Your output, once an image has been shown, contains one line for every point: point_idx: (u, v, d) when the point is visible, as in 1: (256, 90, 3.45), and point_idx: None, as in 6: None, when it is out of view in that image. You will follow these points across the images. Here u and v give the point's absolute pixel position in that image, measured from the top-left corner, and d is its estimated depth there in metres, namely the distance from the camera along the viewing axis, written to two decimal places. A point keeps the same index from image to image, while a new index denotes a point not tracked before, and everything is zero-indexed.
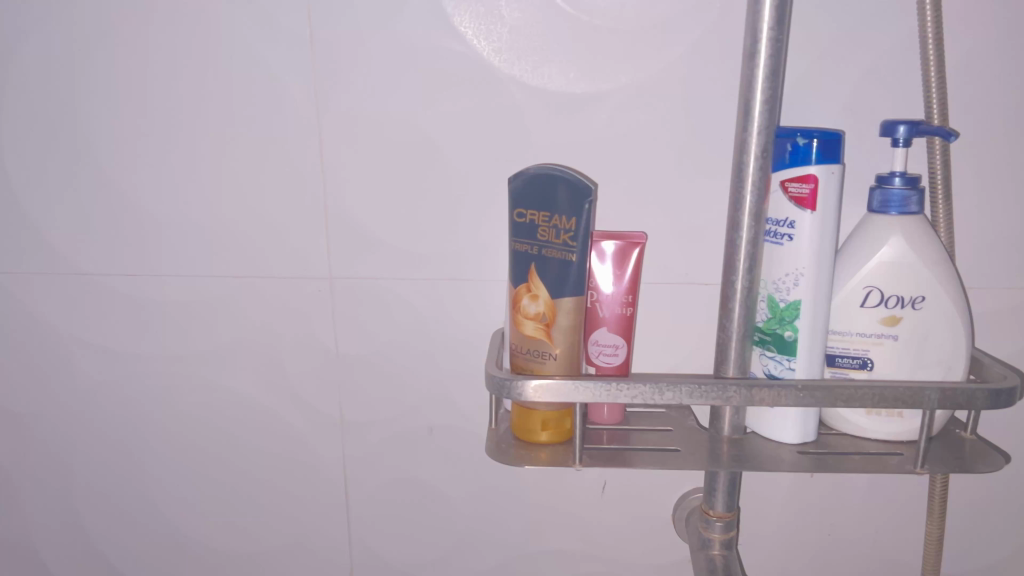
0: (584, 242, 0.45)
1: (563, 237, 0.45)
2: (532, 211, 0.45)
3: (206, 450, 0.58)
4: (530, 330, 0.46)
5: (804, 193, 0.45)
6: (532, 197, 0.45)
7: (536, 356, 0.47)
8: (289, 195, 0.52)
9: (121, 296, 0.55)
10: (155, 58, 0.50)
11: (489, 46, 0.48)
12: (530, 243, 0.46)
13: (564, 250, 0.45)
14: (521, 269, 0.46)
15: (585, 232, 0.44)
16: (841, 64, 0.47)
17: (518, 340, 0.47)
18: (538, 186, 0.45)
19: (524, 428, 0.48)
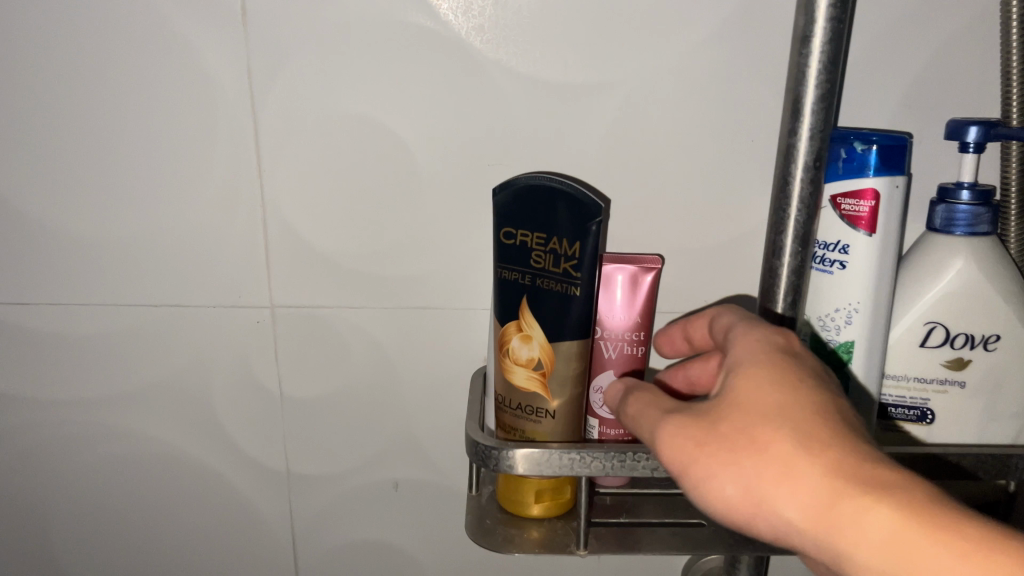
0: (591, 271, 0.35)
1: (564, 265, 0.35)
2: (524, 232, 0.36)
3: (124, 513, 0.48)
4: (521, 379, 0.37)
5: (861, 211, 0.36)
6: (524, 212, 0.36)
7: (528, 412, 0.37)
8: (220, 207, 0.42)
9: (11, 330, 0.44)
10: (44, 32, 0.39)
11: (468, 23, 0.38)
12: (521, 272, 0.36)
13: (566, 281, 0.35)
14: (508, 303, 0.37)
15: (591, 260, 0.35)
16: (902, 49, 0.38)
17: (505, 390, 0.38)
18: (531, 199, 0.35)
19: (512, 500, 0.38)
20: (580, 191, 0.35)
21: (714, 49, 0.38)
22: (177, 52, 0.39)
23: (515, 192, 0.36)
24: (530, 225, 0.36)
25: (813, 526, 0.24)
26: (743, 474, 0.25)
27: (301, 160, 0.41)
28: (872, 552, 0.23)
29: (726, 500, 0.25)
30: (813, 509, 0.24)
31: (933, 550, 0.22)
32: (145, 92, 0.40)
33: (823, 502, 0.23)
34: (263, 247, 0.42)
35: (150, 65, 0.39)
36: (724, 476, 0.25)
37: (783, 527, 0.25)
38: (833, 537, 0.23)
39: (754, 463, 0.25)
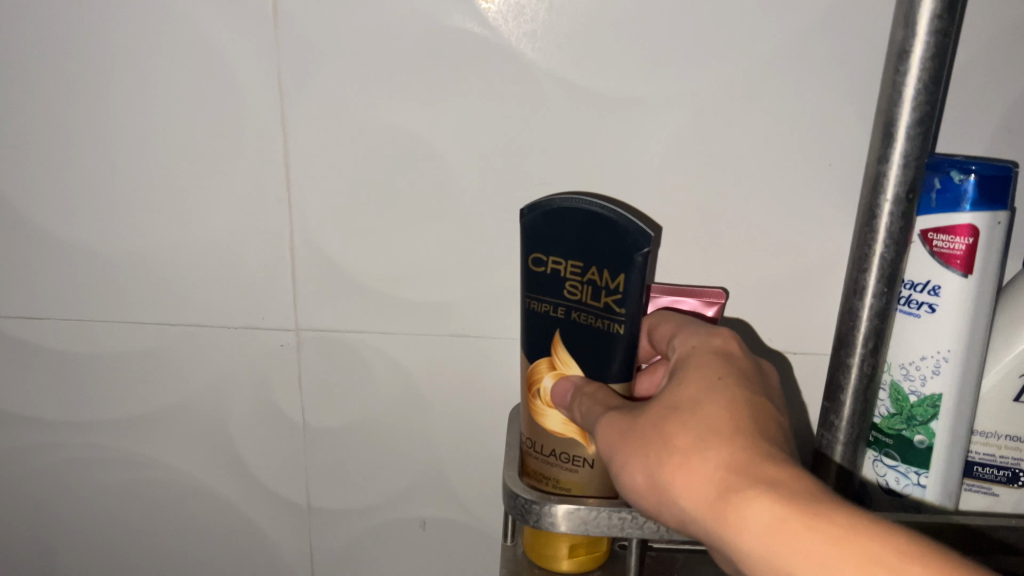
0: (637, 306, 0.31)
1: (605, 298, 0.31)
2: (559, 259, 0.32)
3: (135, 541, 0.46)
4: (557, 423, 0.33)
5: (956, 249, 0.32)
6: (559, 237, 0.31)
7: (563, 461, 0.33)
8: (243, 223, 0.39)
9: (22, 345, 0.42)
10: (62, 28, 0.36)
11: (517, 29, 0.35)
12: (555, 303, 0.32)
13: (607, 317, 0.31)
14: (541, 337, 0.33)
15: (636, 293, 0.31)
16: (1021, 66, 0.33)
17: (539, 436, 0.34)
18: (566, 223, 0.31)
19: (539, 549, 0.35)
20: (624, 215, 0.30)
21: (794, 62, 0.34)
22: (201, 54, 0.36)
23: (548, 215, 0.32)
24: (565, 252, 0.31)
25: (704, 515, 0.24)
26: (653, 467, 0.25)
27: (333, 174, 0.37)
28: (762, 548, 0.22)
29: (641, 488, 0.26)
30: (704, 498, 0.24)
31: (823, 552, 0.21)
32: (169, 96, 0.37)
33: (716, 492, 0.23)
34: (289, 266, 0.39)
35: (173, 68, 0.36)
36: (637, 465, 0.26)
37: (687, 518, 0.25)
38: (721, 529, 0.23)
39: (660, 454, 0.25)
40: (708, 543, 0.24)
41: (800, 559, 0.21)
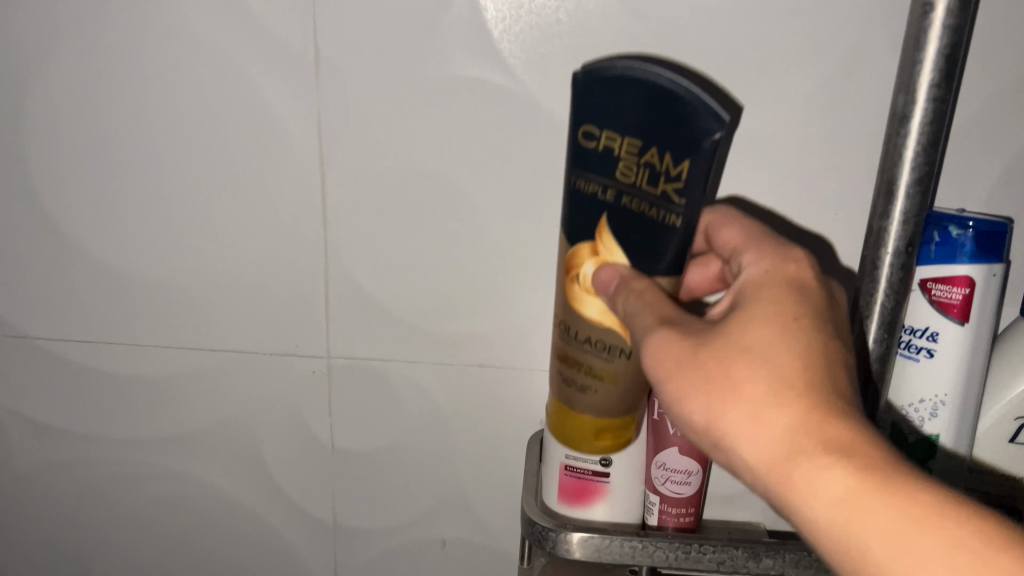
0: (698, 200, 0.27)
1: (664, 184, 0.27)
2: (615, 133, 0.28)
3: (169, 551, 0.48)
4: (597, 311, 0.30)
5: (953, 299, 0.34)
6: (622, 110, 0.27)
7: (601, 350, 0.31)
8: (280, 256, 0.41)
9: (69, 365, 0.44)
10: (116, 73, 0.38)
11: (543, 81, 0.37)
12: (603, 184, 0.29)
13: (665, 207, 0.28)
14: (584, 221, 0.30)
15: (699, 184, 0.27)
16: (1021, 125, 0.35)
17: (571, 317, 0.32)
18: (638, 96, 0.27)
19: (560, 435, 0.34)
20: (696, 93, 0.26)
21: (806, 120, 0.36)
22: (244, 99, 0.38)
23: (609, 84, 0.28)
24: (625, 125, 0.28)
25: (770, 468, 0.24)
26: (724, 351, 0.25)
27: (368, 214, 0.40)
28: (829, 514, 0.22)
29: (705, 424, 0.26)
30: (772, 449, 0.24)
31: (893, 526, 0.21)
32: (215, 138, 0.39)
33: (787, 450, 0.23)
34: (324, 299, 0.42)
35: (218, 110, 0.39)
36: (700, 407, 0.26)
37: (750, 471, 0.25)
38: (788, 488, 0.23)
39: (727, 398, 0.25)
40: (768, 496, 0.25)
41: (872, 521, 0.22)
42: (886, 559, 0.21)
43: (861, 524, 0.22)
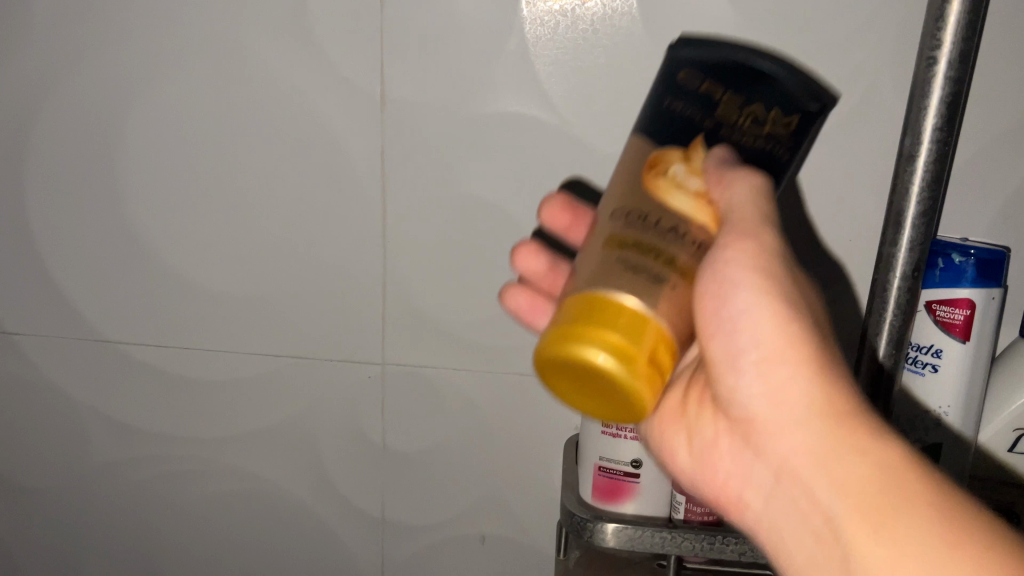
0: (796, 148, 0.29)
1: (771, 129, 0.28)
2: (723, 94, 0.28)
3: (227, 544, 0.52)
4: (688, 207, 0.27)
5: (956, 319, 0.38)
6: (687, 84, 0.28)
7: (661, 233, 0.27)
8: (342, 272, 0.45)
9: (145, 368, 0.48)
10: (199, 105, 0.42)
11: (586, 117, 0.41)
12: (711, 112, 0.28)
13: (775, 145, 0.28)
14: (678, 127, 0.28)
15: (795, 140, 0.29)
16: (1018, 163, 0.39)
17: (626, 198, 0.28)
18: (709, 59, 0.29)
19: (574, 325, 0.25)
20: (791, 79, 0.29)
21: (822, 155, 0.40)
22: (316, 130, 0.42)
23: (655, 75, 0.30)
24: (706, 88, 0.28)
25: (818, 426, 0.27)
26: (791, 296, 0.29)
27: (423, 235, 0.44)
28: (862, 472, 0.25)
29: (761, 337, 0.28)
30: (822, 413, 0.27)
31: (913, 495, 0.24)
32: (286, 165, 0.43)
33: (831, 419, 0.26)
34: (380, 312, 0.46)
35: (292, 141, 0.42)
36: (772, 334, 0.28)
37: (798, 404, 0.27)
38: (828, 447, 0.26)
39: (795, 346, 0.27)
40: (799, 467, 0.27)
41: (908, 503, 0.24)
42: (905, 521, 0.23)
43: (889, 501, 0.24)
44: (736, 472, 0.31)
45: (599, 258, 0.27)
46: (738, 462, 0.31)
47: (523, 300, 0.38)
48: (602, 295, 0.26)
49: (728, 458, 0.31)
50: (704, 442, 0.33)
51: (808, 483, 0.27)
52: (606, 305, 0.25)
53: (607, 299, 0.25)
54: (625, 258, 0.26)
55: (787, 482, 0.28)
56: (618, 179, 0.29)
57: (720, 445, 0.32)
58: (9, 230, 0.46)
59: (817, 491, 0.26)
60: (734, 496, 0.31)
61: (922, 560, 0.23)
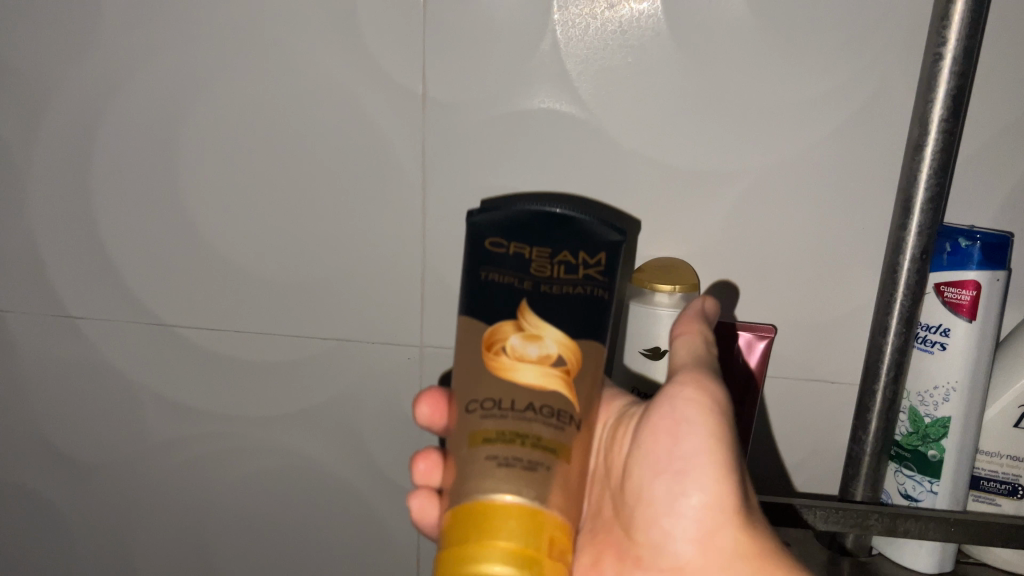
0: (612, 277, 0.35)
1: (584, 270, 0.34)
2: (529, 255, 0.34)
3: (272, 518, 0.55)
4: (534, 377, 0.32)
5: (963, 299, 0.40)
6: (534, 227, 0.34)
7: (520, 413, 0.32)
8: (385, 261, 0.48)
9: (199, 350, 0.51)
10: (252, 104, 0.45)
11: (615, 111, 0.43)
12: (532, 277, 0.34)
13: (592, 282, 0.34)
14: (510, 301, 0.34)
15: (613, 267, 0.35)
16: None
17: (477, 389, 0.33)
18: (511, 222, 0.34)
19: (467, 542, 0.29)
20: (586, 219, 0.34)
21: (836, 147, 0.43)
22: (363, 128, 0.45)
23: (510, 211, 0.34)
24: (534, 236, 0.34)
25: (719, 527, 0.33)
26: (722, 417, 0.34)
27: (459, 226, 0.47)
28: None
29: (699, 456, 0.33)
30: (722, 522, 0.33)
31: None
32: (332, 161, 0.46)
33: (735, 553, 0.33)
34: (419, 299, 0.48)
35: (339, 138, 0.45)
36: (704, 453, 0.33)
37: (725, 549, 0.33)
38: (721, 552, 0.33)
39: (723, 479, 0.33)
40: (707, 546, 0.33)
41: None
42: None
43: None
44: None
45: (466, 456, 0.32)
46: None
47: (422, 465, 0.43)
48: (478, 501, 0.30)
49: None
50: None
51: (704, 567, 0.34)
52: (484, 510, 0.30)
53: (486, 507, 0.30)
54: (496, 456, 0.31)
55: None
56: (460, 352, 0.35)
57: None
58: (74, 222, 0.49)
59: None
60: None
61: None
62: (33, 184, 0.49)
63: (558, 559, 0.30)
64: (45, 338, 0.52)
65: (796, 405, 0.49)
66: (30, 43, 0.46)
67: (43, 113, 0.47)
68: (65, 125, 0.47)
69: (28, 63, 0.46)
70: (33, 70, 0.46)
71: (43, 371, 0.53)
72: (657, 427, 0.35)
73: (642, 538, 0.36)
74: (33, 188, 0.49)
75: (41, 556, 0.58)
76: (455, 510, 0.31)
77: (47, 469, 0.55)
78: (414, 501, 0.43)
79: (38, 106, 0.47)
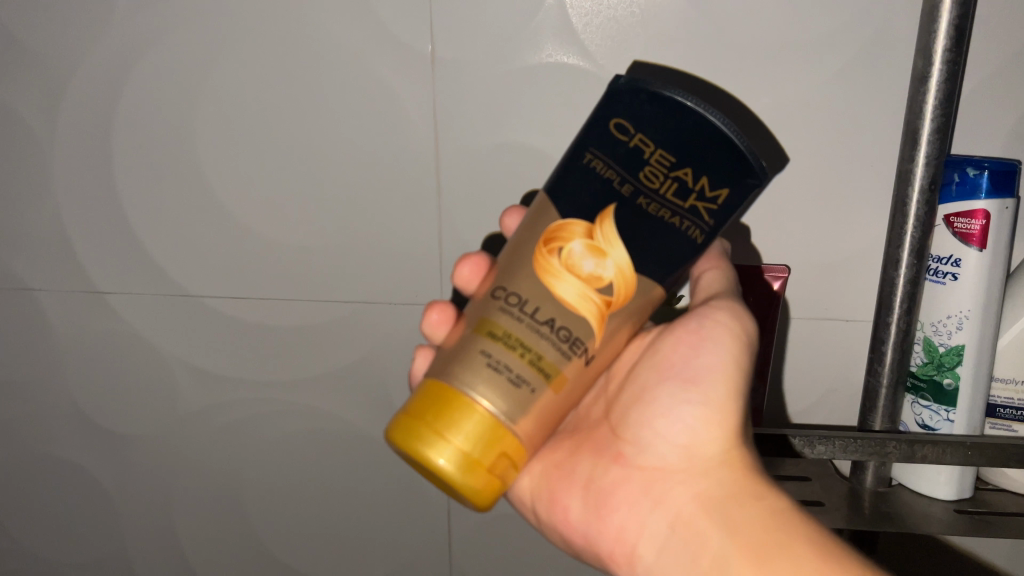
0: (718, 219, 0.34)
1: (693, 200, 0.33)
2: (650, 161, 0.33)
3: (306, 475, 0.57)
4: (570, 294, 0.33)
5: (972, 229, 0.40)
6: (667, 126, 0.33)
7: (536, 325, 0.33)
8: (402, 222, 0.49)
9: (226, 319, 0.53)
10: (262, 74, 0.45)
11: (622, 61, 0.44)
12: (633, 184, 0.33)
13: (694, 218, 0.33)
14: (597, 202, 0.34)
15: (728, 208, 0.33)
16: None
17: (512, 281, 0.34)
18: (644, 111, 0.33)
19: (429, 422, 0.32)
20: (736, 140, 0.32)
21: (843, 87, 0.43)
22: (374, 88, 0.45)
23: (655, 96, 0.33)
24: (661, 138, 0.33)
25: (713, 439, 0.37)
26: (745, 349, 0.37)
27: (475, 186, 0.47)
28: (717, 487, 0.36)
29: (714, 371, 0.37)
30: (720, 436, 0.36)
31: (743, 495, 0.35)
32: (344, 125, 0.46)
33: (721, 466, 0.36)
34: (438, 257, 0.50)
35: (349, 101, 0.46)
36: (721, 370, 0.37)
37: (708, 457, 0.37)
38: (706, 460, 0.37)
39: (731, 399, 0.37)
40: (695, 454, 0.37)
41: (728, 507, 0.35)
42: (722, 508, 0.35)
43: (770, 538, 0.33)
44: (632, 521, 0.38)
45: (470, 339, 0.34)
46: (633, 512, 0.38)
47: (434, 315, 0.43)
48: (458, 391, 0.33)
49: (624, 508, 0.39)
50: (599, 490, 0.40)
51: (685, 473, 0.37)
52: (456, 399, 0.33)
53: (461, 399, 0.33)
54: (490, 355, 0.33)
55: (681, 529, 0.36)
56: (521, 233, 0.36)
57: (617, 493, 0.39)
58: (101, 202, 0.51)
59: (699, 528, 0.35)
60: (627, 545, 0.38)
61: (733, 517, 0.34)
62: (58, 166, 0.50)
63: (502, 472, 0.33)
64: (79, 315, 0.54)
65: (813, 344, 0.50)
66: (46, 26, 0.46)
67: (63, 96, 0.48)
68: (85, 106, 0.48)
69: (45, 48, 0.47)
70: (51, 54, 0.47)
71: (79, 347, 0.55)
72: (680, 338, 0.38)
73: (630, 435, 0.40)
74: (56, 169, 0.50)
75: (91, 520, 0.61)
76: (433, 385, 0.34)
77: (91, 440, 0.58)
78: (419, 354, 0.44)
79: (57, 89, 0.48)
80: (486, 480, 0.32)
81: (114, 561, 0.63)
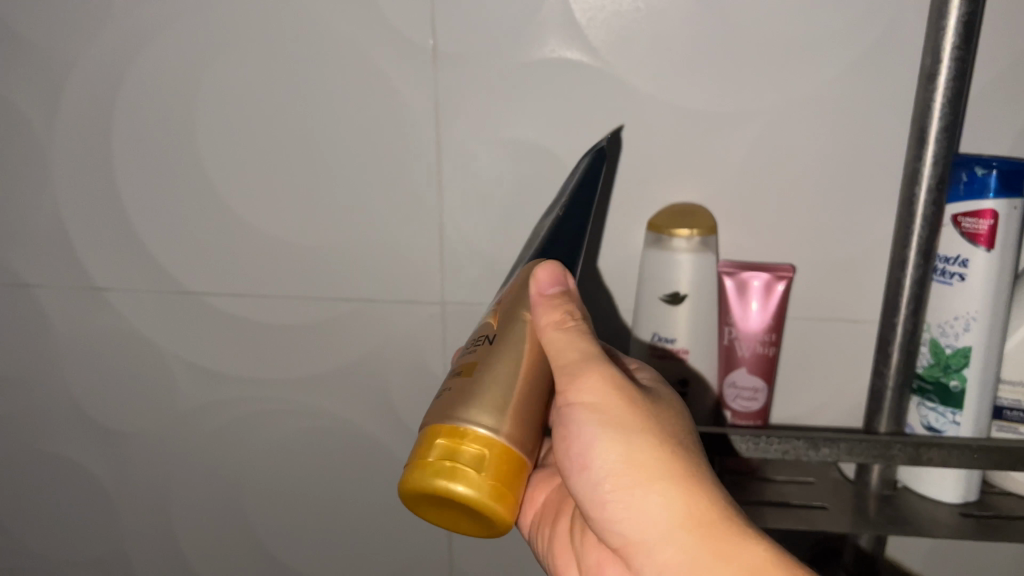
0: (575, 200, 0.40)
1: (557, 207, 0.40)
2: (538, 226, 0.43)
3: (304, 474, 0.57)
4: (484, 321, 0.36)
5: (980, 229, 0.40)
6: (549, 209, 0.43)
7: (460, 357, 0.35)
8: (403, 219, 0.48)
9: (225, 316, 0.52)
10: (263, 69, 0.45)
11: (625, 56, 0.43)
12: (530, 244, 0.41)
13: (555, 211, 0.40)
14: (511, 272, 0.41)
15: (579, 192, 0.40)
16: None
17: None
18: (540, 218, 0.44)
19: (431, 458, 0.29)
20: (579, 161, 0.43)
21: (850, 85, 0.43)
22: (375, 84, 0.45)
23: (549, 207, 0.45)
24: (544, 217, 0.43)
25: (648, 514, 0.31)
26: (620, 405, 0.32)
27: (476, 183, 0.47)
28: (681, 558, 0.30)
29: (604, 448, 0.32)
30: (656, 507, 0.31)
31: (710, 557, 0.30)
32: (345, 120, 0.46)
33: (676, 533, 0.30)
34: (438, 256, 0.49)
35: (351, 97, 0.45)
36: (609, 444, 0.31)
37: (654, 530, 0.31)
38: (653, 533, 0.31)
39: (639, 464, 0.31)
40: (639, 531, 0.31)
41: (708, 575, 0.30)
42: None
43: None
44: None
45: None
46: None
47: None
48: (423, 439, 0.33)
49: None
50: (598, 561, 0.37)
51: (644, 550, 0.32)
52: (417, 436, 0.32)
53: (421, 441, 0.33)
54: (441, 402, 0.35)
55: None
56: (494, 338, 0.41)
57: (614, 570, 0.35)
58: (100, 196, 0.50)
59: None
60: None
61: None
62: (56, 161, 0.50)
63: (442, 450, 0.29)
64: (77, 312, 0.54)
65: (818, 345, 0.49)
66: (46, 20, 0.46)
67: (62, 92, 0.48)
68: (84, 102, 0.48)
69: (45, 43, 0.47)
70: (51, 45, 0.47)
71: (77, 345, 0.55)
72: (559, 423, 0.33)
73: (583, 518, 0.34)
74: (55, 165, 0.50)
75: (88, 519, 0.61)
76: None
77: (89, 435, 0.58)
78: None
79: (56, 84, 0.48)
80: (506, 499, 0.29)
81: (110, 561, 0.62)
